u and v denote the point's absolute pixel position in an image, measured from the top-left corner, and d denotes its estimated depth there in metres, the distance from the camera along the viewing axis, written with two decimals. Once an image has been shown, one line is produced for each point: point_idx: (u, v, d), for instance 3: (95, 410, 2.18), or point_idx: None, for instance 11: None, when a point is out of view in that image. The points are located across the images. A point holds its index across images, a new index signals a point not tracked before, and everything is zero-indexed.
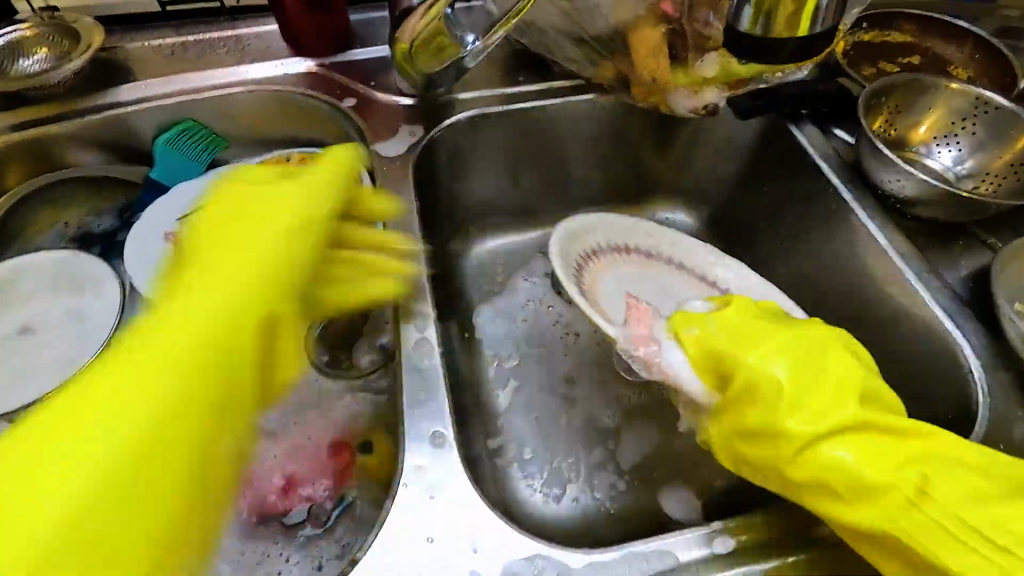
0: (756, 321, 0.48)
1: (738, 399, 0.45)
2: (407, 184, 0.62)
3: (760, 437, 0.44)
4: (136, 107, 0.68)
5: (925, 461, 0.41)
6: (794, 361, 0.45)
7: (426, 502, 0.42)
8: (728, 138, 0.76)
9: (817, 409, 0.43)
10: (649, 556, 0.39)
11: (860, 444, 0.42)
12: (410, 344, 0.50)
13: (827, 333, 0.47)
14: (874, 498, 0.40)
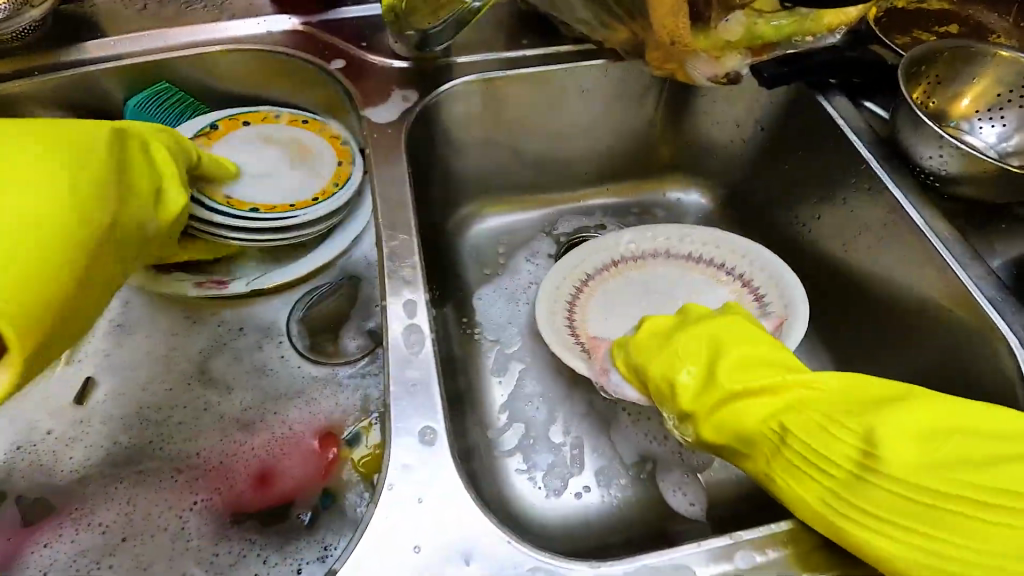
0: (659, 324, 0.51)
1: (659, 396, 0.47)
2: (398, 153, 0.57)
3: (697, 417, 0.44)
4: (103, 65, 0.62)
5: (813, 416, 0.41)
6: (694, 355, 0.47)
7: (413, 507, 0.37)
8: (749, 111, 0.70)
9: (705, 389, 0.44)
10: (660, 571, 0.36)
11: (762, 410, 0.42)
12: (399, 330, 0.45)
13: (717, 319, 0.49)
14: (796, 470, 0.40)
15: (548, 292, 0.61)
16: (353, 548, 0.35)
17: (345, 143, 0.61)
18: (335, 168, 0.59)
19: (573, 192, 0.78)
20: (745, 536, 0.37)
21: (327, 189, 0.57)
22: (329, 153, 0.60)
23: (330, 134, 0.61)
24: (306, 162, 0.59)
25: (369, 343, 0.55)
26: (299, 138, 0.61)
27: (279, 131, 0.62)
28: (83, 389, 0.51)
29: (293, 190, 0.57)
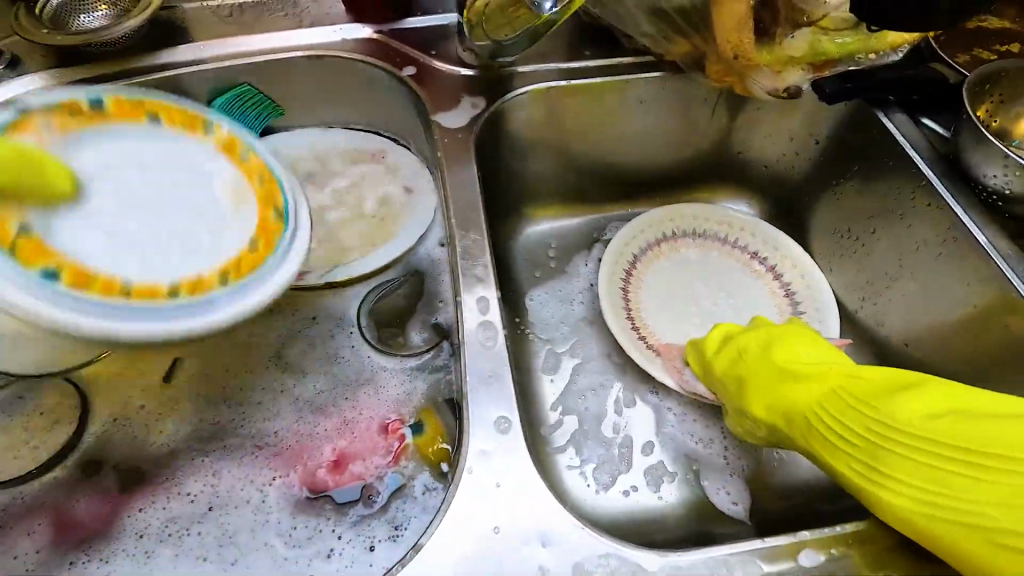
0: (727, 327, 0.57)
1: (720, 382, 0.53)
2: (469, 158, 0.60)
3: (751, 399, 0.50)
4: (189, 69, 0.66)
5: (855, 397, 0.45)
6: (754, 346, 0.52)
7: (492, 490, 0.39)
8: (805, 123, 0.71)
9: (760, 372, 0.50)
10: (730, 565, 0.37)
11: (810, 391, 0.47)
12: (473, 325, 0.48)
13: (779, 322, 0.54)
14: (830, 442, 0.44)
15: (609, 282, 0.69)
16: (437, 526, 0.38)
17: (279, 233, 0.48)
18: (236, 250, 0.46)
19: (622, 200, 0.80)
20: (812, 535, 0.39)
21: (243, 259, 0.46)
22: (245, 231, 0.47)
23: (274, 232, 0.48)
24: (194, 230, 0.46)
25: (433, 336, 0.58)
26: (216, 173, 0.50)
27: (197, 154, 0.50)
28: (172, 367, 0.55)
29: (161, 274, 0.43)
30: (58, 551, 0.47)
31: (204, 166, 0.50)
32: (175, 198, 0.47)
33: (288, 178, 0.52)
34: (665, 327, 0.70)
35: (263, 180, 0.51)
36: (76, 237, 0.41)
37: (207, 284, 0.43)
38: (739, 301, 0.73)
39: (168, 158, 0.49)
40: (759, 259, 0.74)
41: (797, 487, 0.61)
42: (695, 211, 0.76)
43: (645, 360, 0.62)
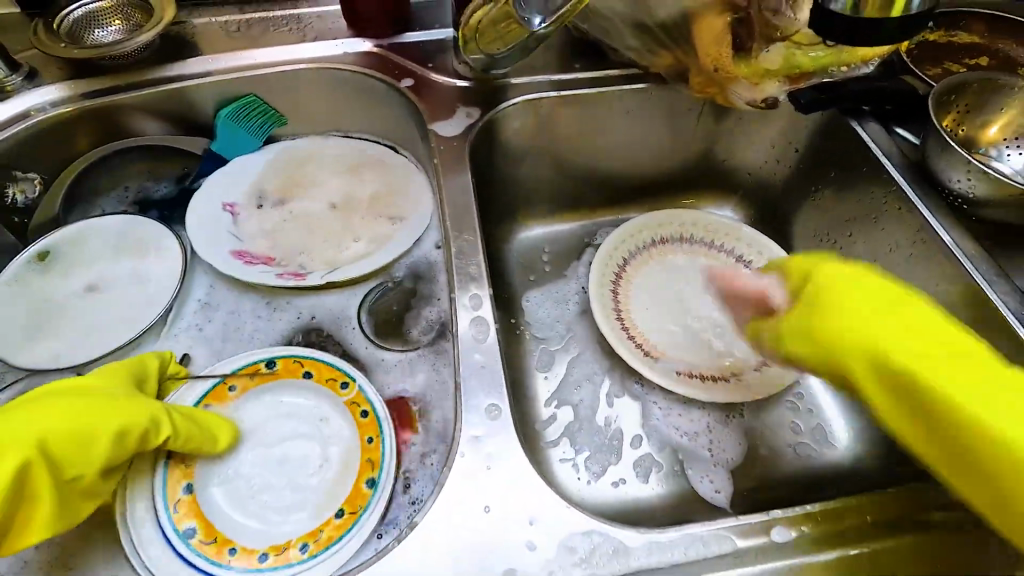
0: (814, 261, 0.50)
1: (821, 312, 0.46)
2: (464, 164, 0.63)
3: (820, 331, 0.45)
4: (197, 80, 0.69)
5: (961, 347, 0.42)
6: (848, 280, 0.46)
7: (483, 472, 0.42)
8: (784, 132, 0.74)
9: (853, 301, 0.44)
10: (706, 540, 0.39)
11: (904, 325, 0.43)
12: (466, 320, 0.50)
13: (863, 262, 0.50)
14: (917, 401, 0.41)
15: (597, 283, 0.72)
16: (429, 505, 0.40)
17: (374, 435, 0.52)
18: (323, 520, 0.49)
19: (613, 207, 0.83)
20: (783, 513, 0.40)
21: (357, 494, 0.50)
22: (336, 496, 0.50)
23: (374, 457, 0.51)
24: (297, 501, 0.51)
25: (429, 333, 0.61)
26: (333, 433, 0.54)
27: (318, 407, 0.55)
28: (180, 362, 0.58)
29: (265, 536, 0.49)
30: (70, 534, 0.49)
31: (317, 414, 0.55)
32: (294, 460, 0.53)
33: (376, 398, 0.54)
34: (653, 327, 0.73)
35: (349, 385, 0.55)
36: (218, 502, 0.50)
37: (289, 556, 0.47)
38: (726, 303, 0.76)
39: (298, 410, 0.55)
40: (745, 263, 0.77)
41: (777, 478, 0.63)
42: (683, 216, 0.79)
43: (634, 358, 0.65)
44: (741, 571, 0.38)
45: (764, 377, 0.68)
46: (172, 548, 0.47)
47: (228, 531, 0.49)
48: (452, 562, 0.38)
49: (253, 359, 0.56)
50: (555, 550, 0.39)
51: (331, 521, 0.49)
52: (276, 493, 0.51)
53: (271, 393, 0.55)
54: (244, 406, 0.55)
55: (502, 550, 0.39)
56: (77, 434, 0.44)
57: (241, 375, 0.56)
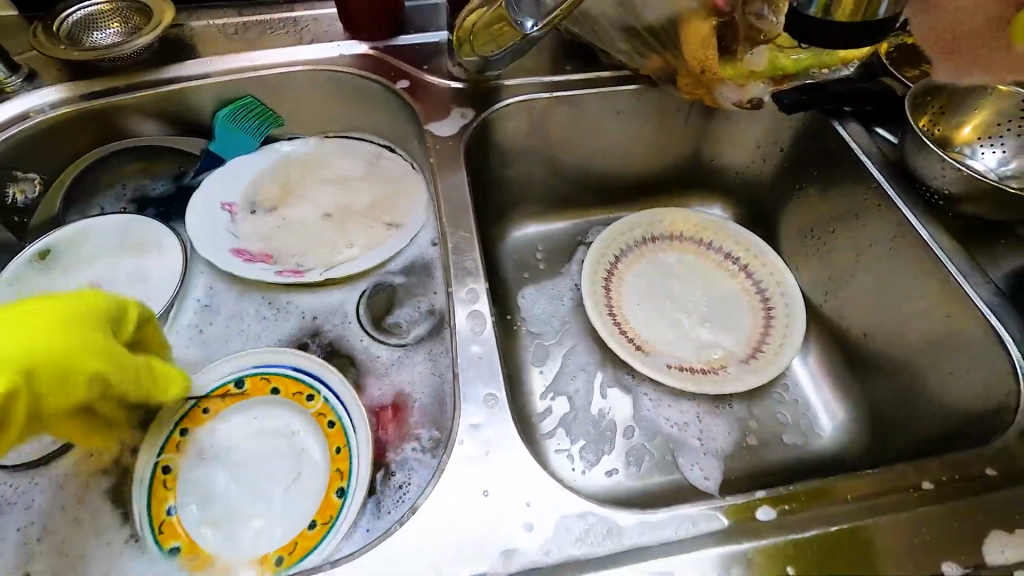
0: None
1: None
2: (459, 164, 0.65)
3: None
4: (195, 83, 0.70)
5: None
6: None
7: (481, 459, 0.43)
8: (770, 132, 0.76)
9: None
10: (695, 520, 0.41)
11: None
12: (463, 314, 0.52)
13: None
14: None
15: (589, 279, 0.74)
16: (429, 491, 0.42)
17: (342, 445, 0.53)
18: (297, 532, 0.49)
19: (605, 207, 0.85)
20: (767, 493, 0.42)
21: (329, 505, 0.50)
22: (307, 507, 0.51)
23: (343, 467, 0.52)
24: (270, 515, 0.51)
25: (424, 328, 0.62)
26: (304, 446, 0.54)
27: (289, 421, 0.55)
28: (181, 359, 0.59)
29: (240, 551, 0.49)
30: (74, 526, 0.50)
31: (288, 428, 0.55)
32: (265, 474, 0.53)
33: (344, 409, 0.54)
34: (644, 322, 0.75)
35: (316, 397, 0.55)
36: (193, 520, 0.50)
37: (264, 570, 0.48)
38: (714, 298, 0.78)
39: (270, 426, 0.55)
40: (733, 261, 0.79)
41: (765, 467, 0.65)
42: (674, 215, 0.81)
43: (625, 352, 0.67)
44: (733, 548, 0.40)
45: (751, 369, 0.70)
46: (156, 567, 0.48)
47: (204, 549, 0.49)
48: (454, 542, 0.40)
49: (223, 377, 0.56)
50: (552, 531, 0.40)
51: (304, 534, 0.49)
52: (251, 507, 0.51)
53: (243, 412, 0.55)
54: (220, 428, 0.54)
55: (500, 533, 0.40)
56: (52, 383, 0.42)
57: (211, 394, 0.55)
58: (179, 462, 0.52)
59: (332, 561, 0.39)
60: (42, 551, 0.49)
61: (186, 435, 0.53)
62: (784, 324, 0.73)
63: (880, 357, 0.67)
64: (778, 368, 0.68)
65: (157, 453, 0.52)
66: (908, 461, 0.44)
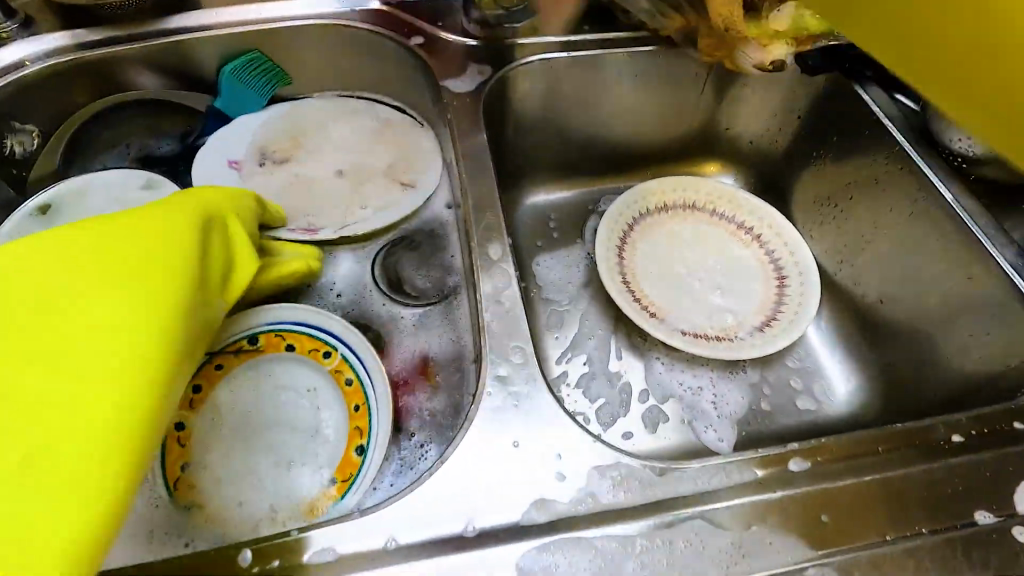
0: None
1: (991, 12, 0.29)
2: (478, 122, 0.63)
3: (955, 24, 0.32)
4: (200, 35, 0.67)
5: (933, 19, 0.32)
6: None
7: (511, 411, 0.43)
8: (789, 98, 0.75)
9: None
10: (726, 470, 0.40)
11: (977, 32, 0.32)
12: (486, 269, 0.51)
13: None
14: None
15: (604, 244, 0.73)
16: (460, 439, 0.41)
17: (360, 403, 0.51)
18: (317, 489, 0.49)
19: (617, 174, 0.84)
20: (799, 445, 0.42)
21: (349, 462, 0.50)
22: (326, 465, 0.50)
23: (362, 425, 0.51)
24: (287, 472, 0.50)
25: (439, 289, 0.61)
26: (321, 403, 0.53)
27: (305, 379, 0.54)
28: None
29: (259, 508, 0.48)
30: None
31: (305, 385, 0.53)
32: (281, 430, 0.52)
33: (363, 366, 0.53)
34: (658, 289, 0.74)
35: (332, 354, 0.54)
36: (208, 477, 0.49)
37: (286, 524, 0.47)
38: (727, 265, 0.77)
39: (285, 383, 0.53)
40: (746, 229, 0.78)
41: (780, 431, 0.65)
42: (687, 181, 0.80)
43: (642, 316, 0.66)
44: (766, 496, 0.40)
45: (767, 336, 0.70)
46: (171, 523, 0.47)
47: (220, 505, 0.48)
48: (485, 490, 0.39)
49: (235, 332, 0.54)
50: (583, 481, 0.40)
51: (325, 490, 0.49)
52: (269, 464, 0.50)
53: (258, 370, 0.54)
54: (234, 385, 0.53)
55: (534, 483, 0.40)
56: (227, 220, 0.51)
57: (224, 350, 0.53)
58: (193, 419, 0.51)
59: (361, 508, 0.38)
60: None
61: (199, 392, 0.52)
62: (799, 291, 0.72)
63: (895, 323, 0.67)
64: (794, 335, 0.68)
65: None
66: (938, 416, 0.44)
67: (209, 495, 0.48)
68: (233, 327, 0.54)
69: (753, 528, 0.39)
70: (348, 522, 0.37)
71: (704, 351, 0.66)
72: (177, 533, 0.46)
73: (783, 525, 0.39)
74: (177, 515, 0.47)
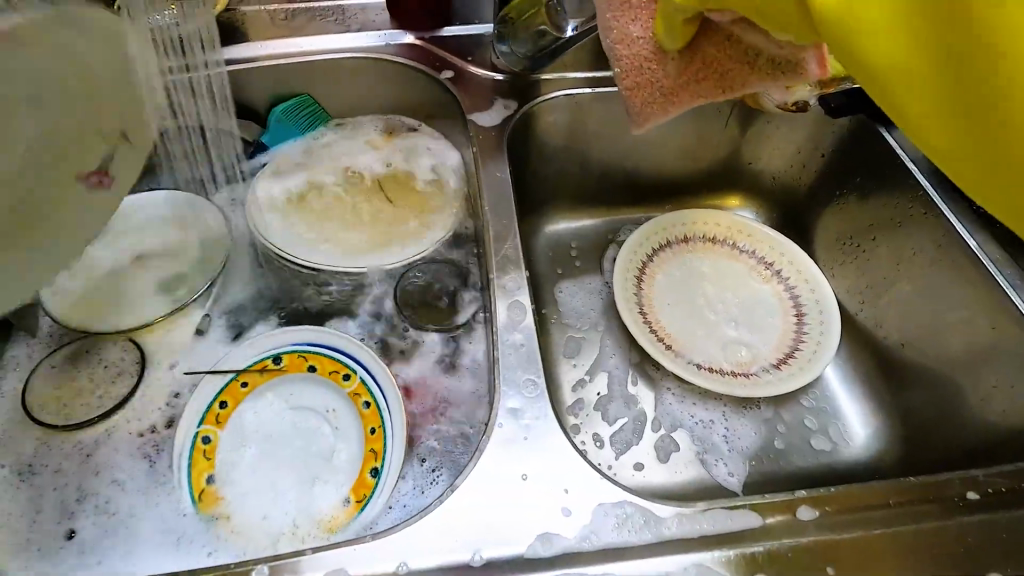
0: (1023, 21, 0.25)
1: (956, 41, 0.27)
2: (501, 155, 0.65)
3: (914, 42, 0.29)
4: (245, 65, 0.71)
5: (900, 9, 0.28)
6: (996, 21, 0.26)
7: (521, 443, 0.44)
8: (812, 136, 0.75)
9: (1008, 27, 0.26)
10: (732, 513, 0.41)
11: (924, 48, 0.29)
12: (504, 300, 0.53)
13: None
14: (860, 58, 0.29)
15: (621, 275, 0.73)
16: (469, 469, 0.42)
17: (377, 426, 0.53)
18: (332, 507, 0.50)
19: (638, 205, 0.85)
20: (807, 493, 0.42)
21: (364, 483, 0.51)
22: (342, 484, 0.52)
23: (377, 447, 0.53)
24: (304, 491, 0.51)
25: (457, 316, 0.62)
26: (338, 424, 0.54)
27: (325, 399, 0.56)
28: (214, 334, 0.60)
29: (276, 524, 0.50)
30: (120, 487, 0.51)
31: (324, 405, 0.55)
32: (301, 449, 0.54)
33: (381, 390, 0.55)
34: (675, 322, 0.74)
35: (351, 376, 0.56)
36: (230, 492, 0.51)
37: (302, 540, 0.49)
38: (745, 300, 0.77)
39: (305, 402, 0.56)
40: (765, 264, 0.78)
41: (794, 472, 0.65)
42: (706, 215, 0.81)
43: (656, 348, 0.67)
44: (773, 544, 0.40)
45: (784, 374, 0.69)
46: (194, 533, 0.49)
47: (239, 520, 0.50)
48: (493, 521, 0.40)
49: (261, 353, 0.57)
50: (589, 517, 0.41)
51: (340, 510, 0.50)
52: (287, 481, 0.52)
53: (282, 388, 0.56)
54: (257, 402, 0.55)
55: (540, 517, 0.41)
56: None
57: (250, 368, 0.56)
58: (218, 434, 0.53)
59: (372, 533, 0.40)
60: (88, 509, 0.50)
61: (225, 408, 0.54)
62: (817, 330, 0.71)
63: (918, 367, 0.66)
64: (812, 375, 0.67)
65: (197, 423, 0.53)
66: (955, 470, 0.44)
67: (229, 509, 0.50)
68: (259, 348, 0.57)
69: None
70: (357, 545, 0.39)
71: (718, 388, 0.66)
72: (202, 541, 0.49)
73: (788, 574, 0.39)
74: (200, 527, 0.49)
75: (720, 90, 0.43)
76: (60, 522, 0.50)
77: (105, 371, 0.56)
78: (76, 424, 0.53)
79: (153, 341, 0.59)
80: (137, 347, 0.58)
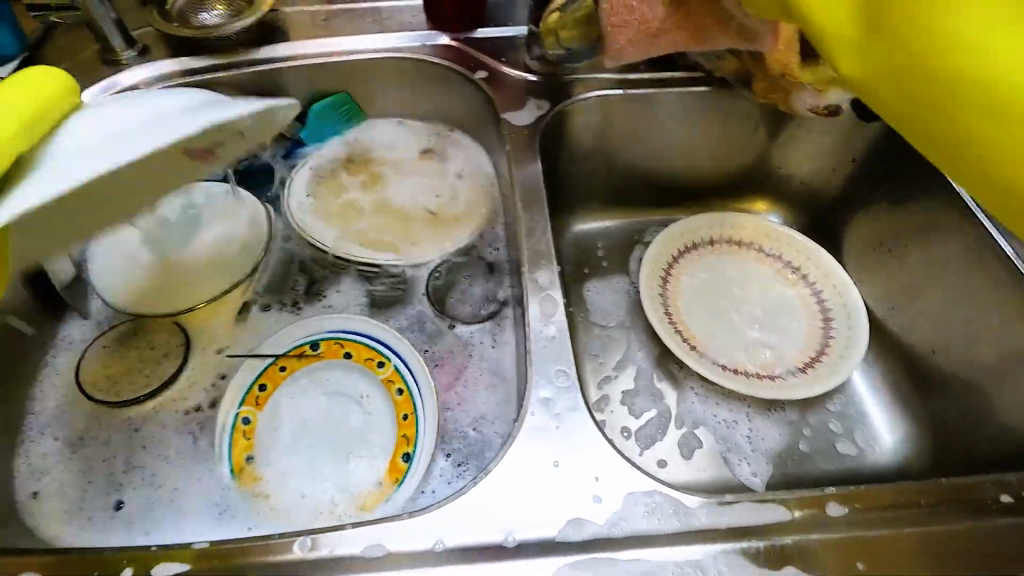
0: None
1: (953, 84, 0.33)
2: (534, 153, 0.67)
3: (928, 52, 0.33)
4: (288, 64, 0.74)
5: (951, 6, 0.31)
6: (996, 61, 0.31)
7: (552, 431, 0.45)
8: (843, 140, 0.75)
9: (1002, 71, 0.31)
10: (763, 507, 0.41)
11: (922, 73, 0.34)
12: (536, 294, 0.54)
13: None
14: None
15: (648, 275, 0.74)
16: (503, 455, 0.44)
17: (410, 413, 0.55)
18: (365, 489, 0.52)
19: (664, 206, 0.86)
20: (837, 490, 0.42)
21: (396, 467, 0.53)
22: (374, 467, 0.53)
23: (409, 433, 0.54)
24: (337, 473, 0.53)
25: (487, 310, 0.64)
26: (372, 409, 0.56)
27: (359, 385, 0.57)
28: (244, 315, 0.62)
29: (311, 503, 0.51)
30: (163, 463, 0.53)
31: (358, 391, 0.57)
32: (335, 432, 0.55)
33: (413, 378, 0.57)
34: (700, 323, 0.75)
35: (385, 364, 0.57)
36: (267, 470, 0.53)
37: (336, 518, 0.50)
38: (772, 303, 0.77)
39: (340, 388, 0.57)
40: (793, 268, 0.78)
41: (818, 475, 0.65)
42: (734, 218, 0.81)
43: (681, 347, 0.67)
44: (802, 538, 0.40)
45: (810, 377, 0.69)
46: (234, 509, 0.51)
47: (276, 497, 0.52)
48: (524, 505, 0.41)
49: (299, 339, 0.59)
50: (619, 504, 0.42)
51: (372, 491, 0.52)
52: (322, 462, 0.54)
53: (317, 373, 0.58)
54: (293, 385, 0.57)
55: (570, 503, 0.42)
56: None
57: (288, 353, 0.58)
58: (258, 415, 0.55)
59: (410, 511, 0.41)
60: (133, 482, 0.52)
61: (264, 390, 0.57)
62: (845, 335, 0.71)
63: (947, 375, 0.66)
64: (838, 379, 0.67)
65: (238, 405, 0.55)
66: (988, 474, 0.44)
67: (267, 487, 0.52)
68: (297, 334, 0.59)
69: (787, 568, 0.39)
70: (393, 523, 0.40)
71: (742, 389, 0.66)
72: (242, 517, 0.51)
73: (817, 567, 0.39)
74: (239, 503, 0.51)
75: (691, 39, 0.63)
76: (108, 494, 0.52)
77: (151, 352, 0.59)
78: (125, 400, 0.56)
79: (196, 325, 0.61)
80: (183, 330, 0.60)
